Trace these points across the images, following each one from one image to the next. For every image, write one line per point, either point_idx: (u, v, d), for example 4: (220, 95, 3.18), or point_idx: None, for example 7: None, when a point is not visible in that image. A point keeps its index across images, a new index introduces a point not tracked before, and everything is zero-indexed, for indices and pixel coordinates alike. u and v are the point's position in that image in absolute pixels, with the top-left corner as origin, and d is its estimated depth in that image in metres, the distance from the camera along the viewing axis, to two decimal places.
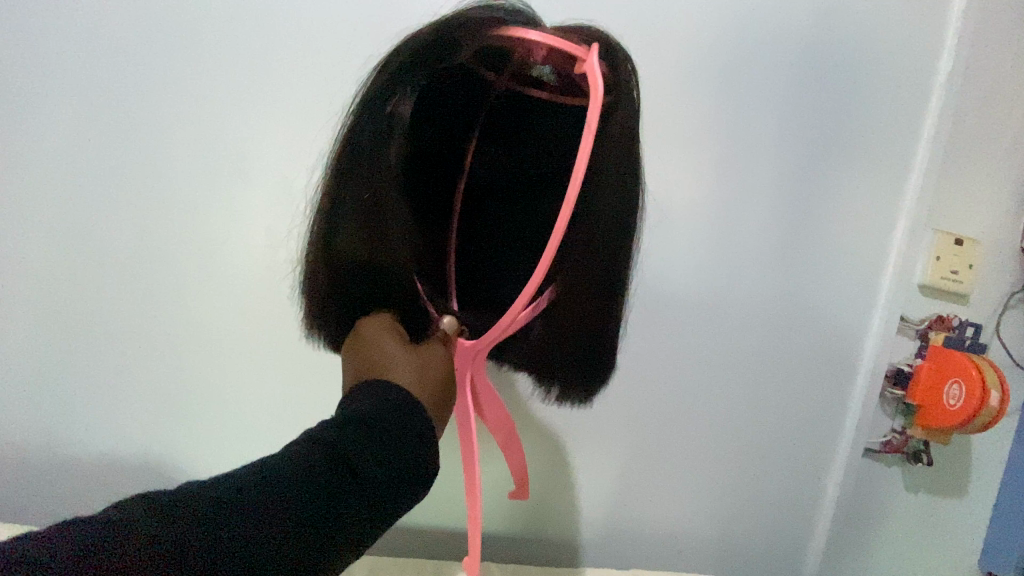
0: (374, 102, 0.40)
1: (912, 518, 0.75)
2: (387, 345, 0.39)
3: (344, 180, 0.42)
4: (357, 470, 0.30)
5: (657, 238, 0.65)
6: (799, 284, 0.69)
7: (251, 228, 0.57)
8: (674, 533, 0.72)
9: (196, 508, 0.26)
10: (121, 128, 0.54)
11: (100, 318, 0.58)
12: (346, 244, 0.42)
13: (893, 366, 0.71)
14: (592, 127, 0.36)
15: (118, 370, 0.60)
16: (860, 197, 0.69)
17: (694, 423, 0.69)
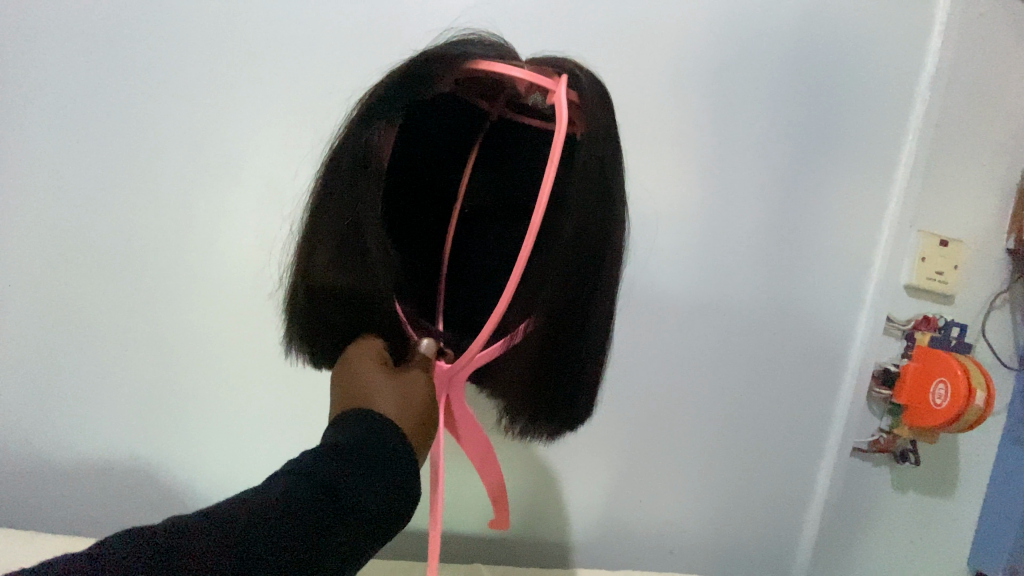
0: (353, 130, 0.40)
1: (901, 516, 0.76)
2: (369, 372, 0.39)
3: (324, 207, 0.41)
4: (344, 496, 0.31)
5: (643, 245, 0.65)
6: (785, 287, 0.70)
7: (241, 241, 0.59)
8: (664, 533, 0.73)
9: (194, 540, 0.26)
10: (117, 147, 0.56)
11: (95, 332, 0.59)
12: (329, 273, 0.41)
13: (880, 366, 0.72)
14: (555, 159, 0.37)
15: (113, 383, 0.61)
16: (845, 200, 0.70)
17: (682, 425, 0.70)
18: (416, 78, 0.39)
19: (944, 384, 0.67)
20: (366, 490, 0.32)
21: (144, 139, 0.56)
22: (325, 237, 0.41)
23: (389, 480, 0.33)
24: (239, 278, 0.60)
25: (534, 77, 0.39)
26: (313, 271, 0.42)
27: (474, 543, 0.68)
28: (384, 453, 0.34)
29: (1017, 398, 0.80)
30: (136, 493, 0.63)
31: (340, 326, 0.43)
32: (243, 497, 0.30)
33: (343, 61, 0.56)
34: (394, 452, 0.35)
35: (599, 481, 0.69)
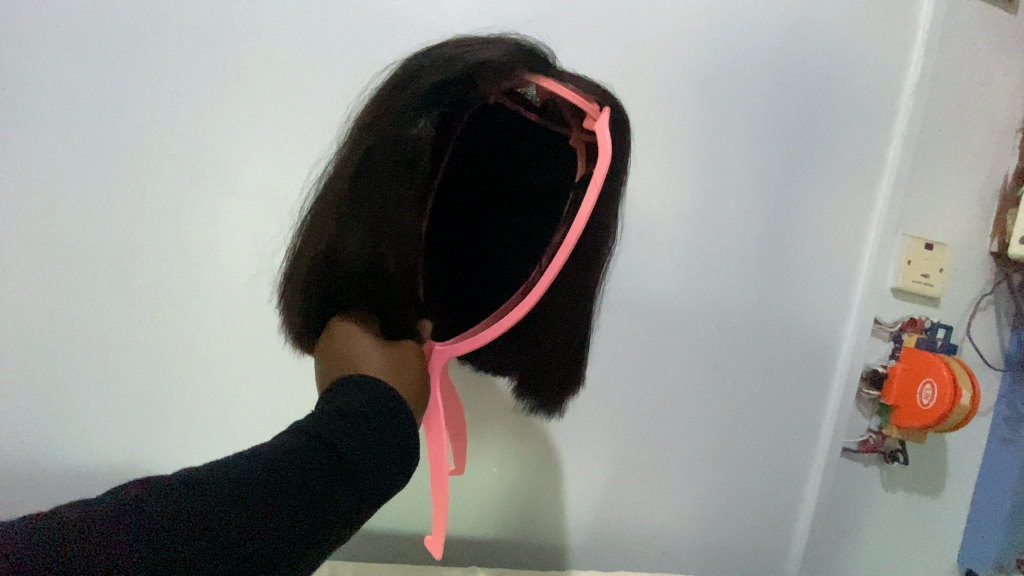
0: (399, 119, 0.39)
1: (892, 516, 0.77)
2: (362, 345, 0.38)
3: (354, 193, 0.39)
4: (347, 461, 0.30)
5: (636, 249, 0.66)
6: (776, 290, 0.71)
7: (229, 236, 0.55)
8: (657, 533, 0.74)
9: (213, 490, 0.26)
10: (77, 139, 0.51)
11: (50, 343, 0.53)
12: (350, 261, 0.39)
13: (869, 367, 0.73)
14: (598, 181, 0.41)
15: (70, 400, 0.54)
16: (833, 206, 0.71)
17: (677, 427, 0.71)
18: (469, 80, 0.39)
19: (931, 385, 0.68)
20: (369, 453, 0.31)
21: (122, 138, 0.53)
22: (355, 224, 0.39)
23: (392, 446, 0.33)
24: (225, 281, 0.56)
25: (580, 101, 0.41)
26: (332, 253, 0.40)
27: (466, 545, 0.68)
28: (386, 418, 0.34)
29: (999, 398, 0.82)
30: None
31: (347, 309, 0.41)
32: (243, 458, 0.29)
33: (338, 63, 0.55)
34: (397, 417, 0.34)
35: (593, 481, 0.70)
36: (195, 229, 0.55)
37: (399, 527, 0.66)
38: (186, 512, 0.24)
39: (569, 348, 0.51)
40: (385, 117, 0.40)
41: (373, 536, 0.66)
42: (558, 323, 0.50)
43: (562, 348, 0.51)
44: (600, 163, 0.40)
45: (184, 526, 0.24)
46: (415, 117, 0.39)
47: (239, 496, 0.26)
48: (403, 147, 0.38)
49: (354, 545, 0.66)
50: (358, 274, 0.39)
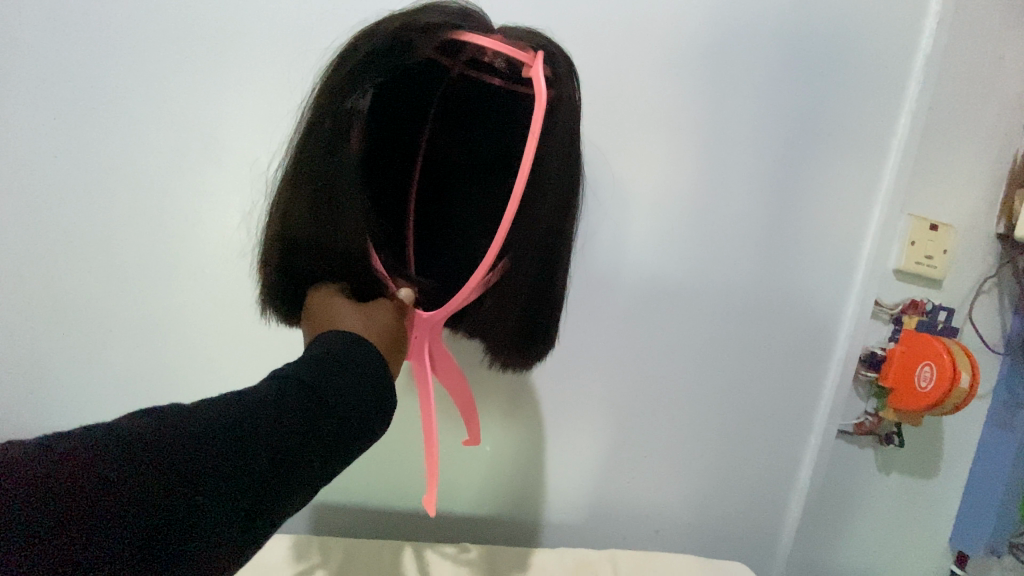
0: (335, 89, 0.41)
1: (889, 500, 0.77)
2: (338, 303, 0.42)
3: (300, 161, 0.42)
4: (325, 400, 0.32)
5: (634, 226, 0.65)
6: (776, 269, 0.70)
7: (218, 204, 0.58)
8: (652, 511, 0.74)
9: (198, 427, 0.28)
10: (85, 112, 0.55)
11: (68, 299, 0.59)
12: (299, 225, 0.43)
13: (866, 349, 0.73)
14: (536, 133, 0.40)
15: (87, 353, 0.61)
16: (837, 183, 0.70)
17: (672, 407, 0.71)
18: (398, 45, 0.42)
19: (930, 367, 0.68)
20: (348, 395, 0.34)
21: (127, 125, 0.56)
22: (306, 188, 0.42)
23: (372, 394, 0.35)
24: (226, 265, 0.60)
25: (513, 52, 0.41)
26: (287, 218, 0.43)
27: (457, 521, 0.68)
28: (367, 366, 0.36)
29: (999, 383, 0.81)
30: None
31: (316, 277, 0.44)
32: (226, 401, 0.30)
33: (329, 34, 0.55)
34: (374, 364, 0.36)
35: (588, 458, 0.70)
36: (199, 217, 0.58)
37: (389, 505, 0.66)
38: (163, 437, 0.26)
39: (533, 320, 0.51)
40: (323, 91, 0.42)
41: (364, 512, 0.66)
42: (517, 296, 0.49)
43: (552, 296, 0.51)
44: (536, 112, 0.40)
45: (178, 458, 0.26)
46: (350, 90, 0.41)
47: (218, 425, 0.28)
48: (340, 114, 0.41)
49: (345, 520, 0.66)
50: (311, 238, 0.43)
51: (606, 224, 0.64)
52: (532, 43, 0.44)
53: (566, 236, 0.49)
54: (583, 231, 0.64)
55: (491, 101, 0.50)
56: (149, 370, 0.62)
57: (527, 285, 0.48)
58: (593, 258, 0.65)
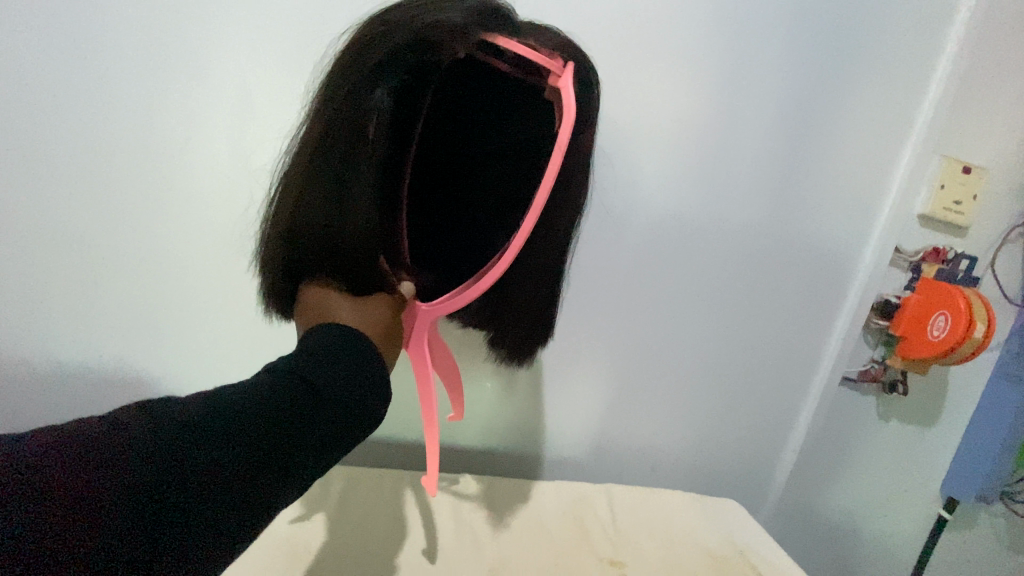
0: (357, 85, 0.41)
1: (889, 448, 0.77)
2: (334, 300, 0.43)
3: (316, 153, 0.43)
4: (314, 394, 0.32)
5: (647, 161, 0.61)
6: (793, 211, 0.67)
7: (209, 142, 0.54)
8: (650, 449, 0.74)
9: (191, 422, 0.27)
10: (39, 20, 0.48)
11: (43, 233, 0.55)
12: (308, 214, 0.43)
13: (882, 297, 0.71)
14: (563, 147, 0.42)
15: (67, 288, 0.57)
16: (866, 119, 0.65)
17: (675, 349, 0.70)
18: (424, 42, 0.41)
19: (945, 317, 0.65)
20: (341, 387, 0.33)
21: (91, 37, 0.49)
22: (322, 181, 0.43)
23: (364, 382, 0.35)
24: (220, 205, 0.56)
25: (537, 58, 0.42)
26: (300, 208, 0.44)
27: (458, 453, 0.69)
28: (359, 356, 0.36)
29: (1015, 334, 0.78)
30: (113, 400, 0.62)
31: (318, 267, 0.45)
32: (217, 395, 0.29)
33: None
34: (368, 358, 0.36)
35: (588, 397, 0.70)
36: (191, 141, 0.54)
37: (391, 436, 0.67)
38: (148, 435, 0.25)
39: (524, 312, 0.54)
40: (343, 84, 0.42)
41: (367, 443, 0.67)
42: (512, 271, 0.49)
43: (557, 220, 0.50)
44: (565, 127, 0.42)
45: (171, 454, 0.25)
46: (370, 85, 0.41)
47: (211, 419, 0.27)
48: (359, 107, 0.41)
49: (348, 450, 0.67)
50: (318, 229, 0.43)
51: (617, 158, 0.60)
52: (564, 51, 0.45)
53: (570, 166, 0.47)
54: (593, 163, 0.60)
55: (518, 85, 0.44)
56: (134, 307, 0.59)
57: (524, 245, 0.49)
58: (602, 193, 0.61)
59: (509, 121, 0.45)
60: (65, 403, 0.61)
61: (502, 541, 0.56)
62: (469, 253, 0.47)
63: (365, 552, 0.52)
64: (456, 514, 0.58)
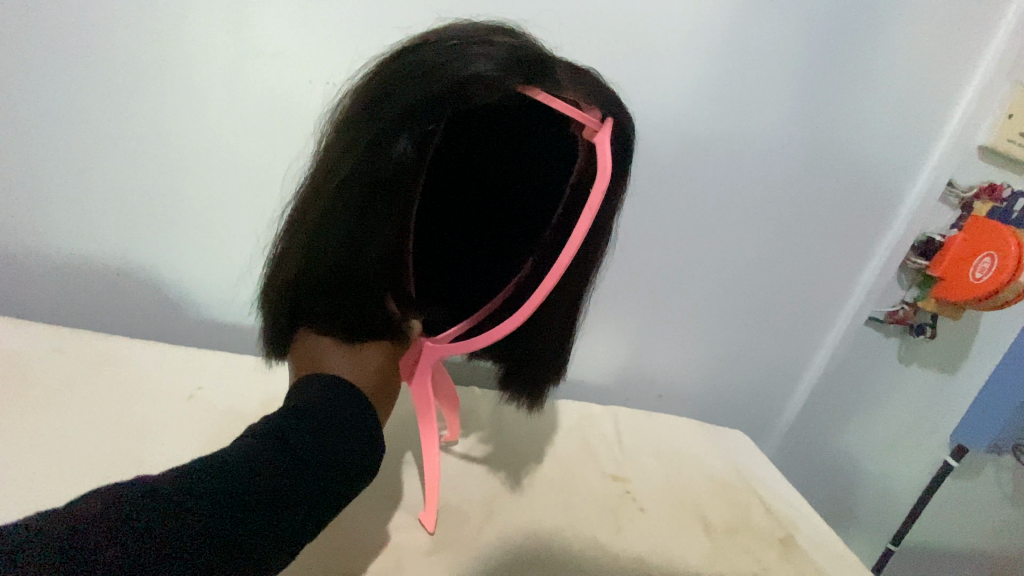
0: (374, 135, 0.36)
1: (904, 392, 0.75)
2: (326, 342, 0.41)
3: (323, 207, 0.38)
4: (320, 461, 0.33)
5: (695, 63, 0.54)
6: (845, 135, 0.61)
7: (204, 10, 0.50)
8: (663, 379, 0.73)
9: (221, 492, 0.28)
10: None
11: (49, 107, 0.53)
12: (314, 270, 0.39)
13: (924, 236, 0.66)
14: (593, 208, 0.38)
15: (77, 167, 0.56)
16: (938, 31, 0.58)
17: (700, 277, 0.66)
18: (454, 94, 0.34)
19: (991, 259, 0.60)
20: (342, 454, 0.35)
21: None
22: (332, 234, 0.38)
23: (360, 444, 0.37)
24: (221, 84, 0.53)
25: (576, 113, 0.38)
26: (305, 258, 0.40)
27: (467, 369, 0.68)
28: (354, 414, 0.37)
29: None
30: (128, 284, 0.63)
31: (320, 320, 0.41)
32: (235, 461, 0.31)
33: None
34: (359, 405, 0.38)
35: (605, 321, 0.67)
36: (188, 12, 0.50)
37: None
38: (183, 510, 0.26)
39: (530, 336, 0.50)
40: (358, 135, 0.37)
41: None
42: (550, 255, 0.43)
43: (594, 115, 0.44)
44: (598, 186, 0.38)
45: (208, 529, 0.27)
46: (389, 141, 0.35)
47: (238, 489, 0.29)
48: (375, 165, 0.36)
49: None
50: (323, 286, 0.40)
51: (661, 57, 0.54)
52: (604, 107, 0.41)
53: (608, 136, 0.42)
54: (634, 61, 0.54)
55: (550, 129, 0.40)
56: (144, 191, 0.58)
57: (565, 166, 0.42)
58: (640, 96, 0.55)
59: (537, 164, 0.41)
60: (82, 284, 0.62)
61: (505, 450, 0.56)
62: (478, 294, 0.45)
63: None
64: (463, 427, 0.57)
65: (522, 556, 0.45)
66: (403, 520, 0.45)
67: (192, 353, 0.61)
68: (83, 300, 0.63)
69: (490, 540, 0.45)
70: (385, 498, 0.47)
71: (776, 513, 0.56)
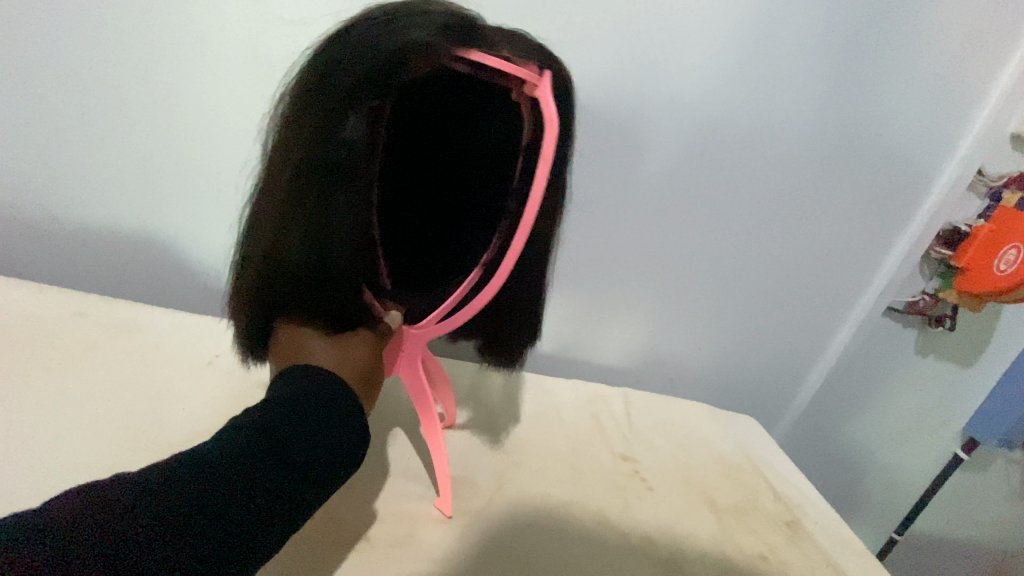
0: (322, 118, 0.37)
1: (919, 382, 0.74)
2: (308, 335, 0.41)
3: (284, 196, 0.39)
4: (295, 455, 0.32)
5: (721, 40, 0.53)
6: (872, 118, 0.59)
7: None
8: (674, 362, 0.72)
9: (192, 490, 0.28)
10: None
11: (71, 74, 0.54)
12: (280, 262, 0.40)
13: (950, 225, 0.65)
14: (548, 156, 0.37)
15: (98, 135, 0.57)
16: (975, 11, 0.56)
17: (718, 260, 0.65)
18: (395, 67, 0.36)
19: (1017, 250, 0.61)
20: (320, 449, 0.34)
21: None
22: (292, 221, 0.39)
23: (339, 438, 0.35)
24: (240, 50, 0.53)
25: (513, 70, 0.36)
26: (272, 248, 0.40)
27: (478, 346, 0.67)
28: (333, 406, 0.36)
29: None
30: (143, 255, 0.63)
31: (290, 311, 0.42)
32: (208, 458, 0.30)
33: None
34: (338, 399, 0.37)
35: (619, 302, 0.67)
36: None
37: None
38: (154, 511, 0.26)
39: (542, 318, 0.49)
40: (307, 122, 0.38)
41: None
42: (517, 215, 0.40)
43: None
44: (547, 138, 0.37)
45: (180, 527, 0.26)
46: (335, 119, 0.37)
47: (211, 488, 0.28)
48: (325, 144, 0.37)
49: None
50: (291, 277, 0.40)
51: (686, 34, 0.53)
52: (540, 61, 0.40)
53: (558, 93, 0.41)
54: (658, 37, 0.53)
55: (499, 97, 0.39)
56: (163, 160, 0.58)
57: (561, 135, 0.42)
58: (663, 73, 0.54)
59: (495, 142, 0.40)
60: (101, 253, 0.63)
61: (518, 429, 0.56)
62: (450, 277, 0.43)
63: (383, 422, 0.52)
64: (475, 406, 0.57)
65: (531, 527, 0.45)
66: (416, 488, 0.46)
67: (210, 322, 0.61)
68: (101, 270, 0.64)
69: (501, 509, 0.46)
70: (398, 467, 0.48)
71: (784, 497, 0.56)
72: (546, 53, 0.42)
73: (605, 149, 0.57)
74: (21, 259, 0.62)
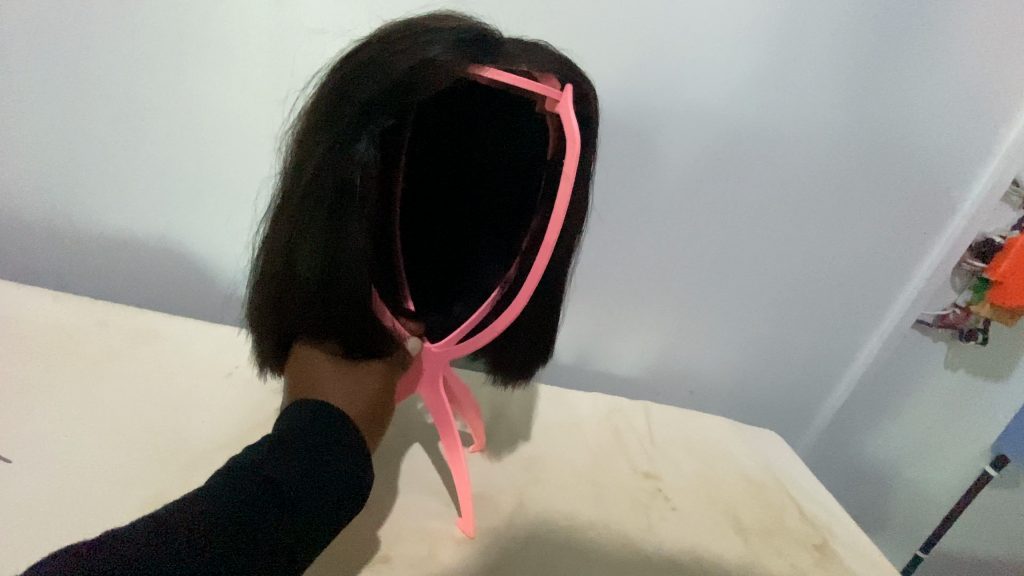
0: (336, 138, 0.35)
1: (946, 396, 0.73)
2: (322, 362, 0.40)
3: (296, 216, 0.38)
4: (300, 485, 0.32)
5: (748, 51, 0.52)
6: (903, 128, 0.58)
7: None
8: (694, 375, 0.71)
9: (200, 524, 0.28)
10: None
11: (95, 85, 0.54)
12: (294, 284, 0.39)
13: (983, 236, 0.63)
14: (570, 177, 0.36)
15: (121, 146, 0.57)
16: (1012, 19, 0.54)
17: (740, 271, 0.64)
18: (412, 83, 0.34)
19: None
20: (326, 478, 0.33)
21: None
22: (305, 243, 0.37)
23: (344, 466, 0.35)
24: (262, 62, 0.53)
25: (534, 87, 0.35)
26: (286, 274, 0.39)
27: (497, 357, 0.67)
28: (337, 437, 0.36)
29: None
30: (164, 264, 0.63)
31: (306, 332, 0.41)
32: (215, 494, 0.30)
33: None
34: (343, 431, 0.37)
35: (639, 313, 0.66)
36: None
37: None
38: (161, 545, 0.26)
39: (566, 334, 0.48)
40: (320, 141, 0.36)
41: None
42: (537, 236, 0.39)
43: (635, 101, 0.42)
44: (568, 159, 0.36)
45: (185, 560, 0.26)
46: (351, 139, 0.35)
47: (217, 520, 0.28)
48: (340, 166, 0.35)
49: None
50: (305, 300, 0.39)
51: (713, 44, 0.52)
52: (558, 73, 0.38)
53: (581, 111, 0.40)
54: (684, 47, 0.51)
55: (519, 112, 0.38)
56: (184, 171, 0.58)
57: (585, 146, 0.41)
58: (688, 83, 0.53)
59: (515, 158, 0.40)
60: (121, 262, 0.63)
61: (540, 443, 0.55)
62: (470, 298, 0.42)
63: (404, 438, 0.52)
64: (497, 420, 0.57)
65: (554, 547, 0.45)
66: (437, 507, 0.46)
67: (229, 332, 0.61)
68: (122, 278, 0.64)
69: (521, 528, 0.46)
70: (420, 485, 0.48)
71: (809, 516, 0.55)
72: (568, 62, 0.40)
73: (628, 160, 0.56)
74: (44, 267, 0.63)
